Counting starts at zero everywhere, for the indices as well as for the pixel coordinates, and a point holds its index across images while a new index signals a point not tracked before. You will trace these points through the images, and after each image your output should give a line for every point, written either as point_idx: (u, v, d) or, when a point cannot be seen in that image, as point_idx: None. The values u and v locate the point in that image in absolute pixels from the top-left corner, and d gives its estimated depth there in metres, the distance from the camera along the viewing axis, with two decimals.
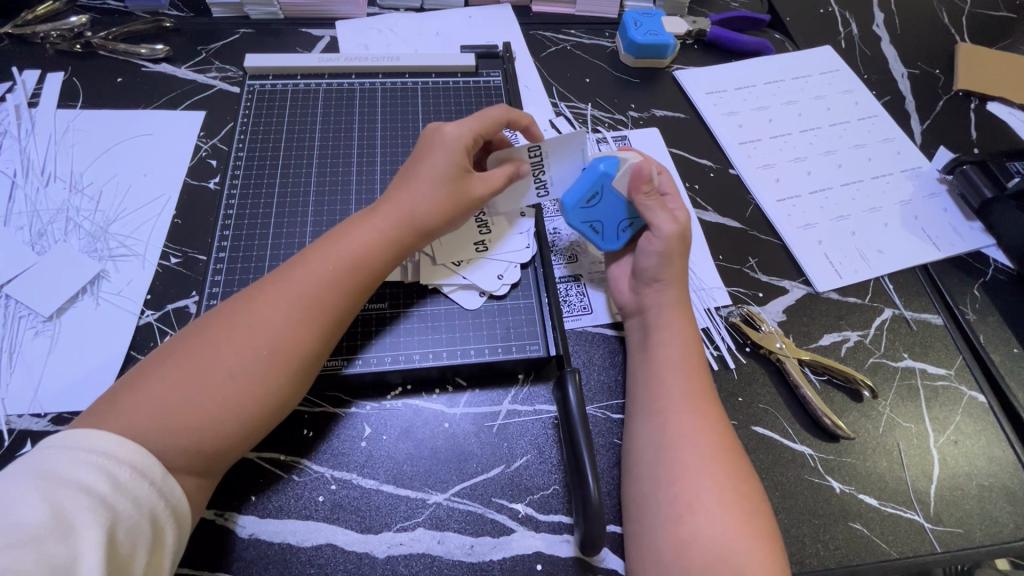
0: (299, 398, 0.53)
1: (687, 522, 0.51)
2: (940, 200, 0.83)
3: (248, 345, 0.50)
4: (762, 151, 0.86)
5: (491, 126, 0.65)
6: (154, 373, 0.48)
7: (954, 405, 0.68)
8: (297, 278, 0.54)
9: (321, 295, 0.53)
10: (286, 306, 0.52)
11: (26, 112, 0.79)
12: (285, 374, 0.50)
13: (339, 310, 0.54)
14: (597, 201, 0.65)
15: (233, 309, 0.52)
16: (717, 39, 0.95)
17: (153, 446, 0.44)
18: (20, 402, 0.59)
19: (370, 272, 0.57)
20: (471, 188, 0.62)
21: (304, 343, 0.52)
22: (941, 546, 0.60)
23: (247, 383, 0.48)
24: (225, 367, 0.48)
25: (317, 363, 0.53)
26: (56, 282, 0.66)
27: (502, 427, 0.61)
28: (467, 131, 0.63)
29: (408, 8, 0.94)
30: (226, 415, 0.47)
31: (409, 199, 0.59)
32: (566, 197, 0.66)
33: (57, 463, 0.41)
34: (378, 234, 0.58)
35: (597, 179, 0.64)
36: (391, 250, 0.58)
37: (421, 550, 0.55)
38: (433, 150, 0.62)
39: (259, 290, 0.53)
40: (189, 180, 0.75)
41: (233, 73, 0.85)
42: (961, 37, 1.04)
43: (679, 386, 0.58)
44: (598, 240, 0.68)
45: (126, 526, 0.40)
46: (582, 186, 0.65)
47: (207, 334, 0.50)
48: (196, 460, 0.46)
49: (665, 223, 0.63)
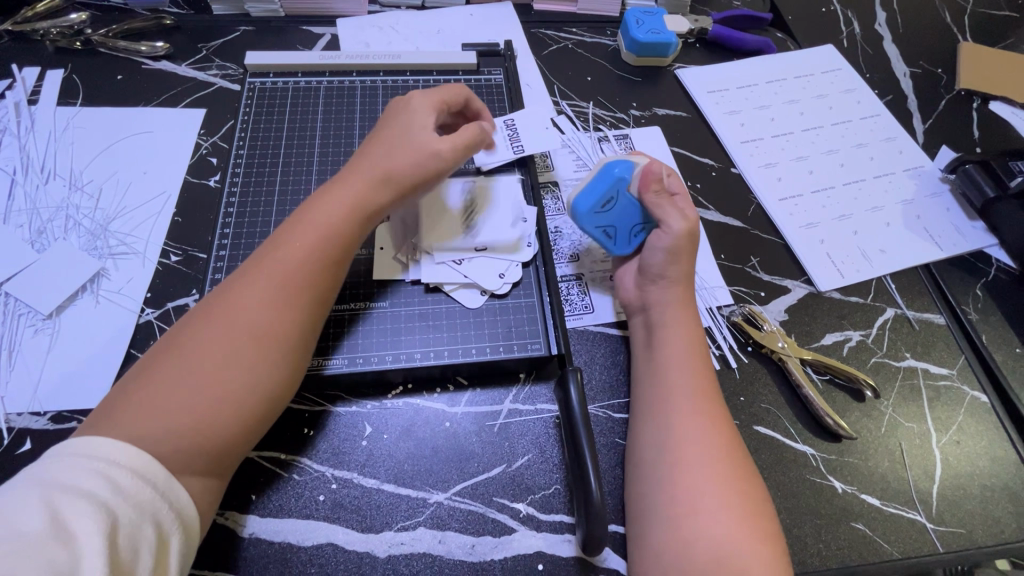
0: (293, 383, 0.53)
1: (692, 521, 0.51)
2: (942, 199, 0.83)
3: (229, 334, 0.50)
4: (764, 150, 0.85)
5: (451, 96, 0.67)
6: (142, 378, 0.47)
7: (956, 405, 0.68)
8: (270, 264, 0.54)
9: (297, 277, 0.54)
10: (261, 292, 0.52)
11: (26, 109, 0.78)
12: (271, 356, 0.51)
13: (317, 290, 0.55)
14: (611, 205, 0.66)
15: (209, 306, 0.52)
16: (719, 37, 0.94)
17: (168, 440, 0.45)
18: (20, 400, 0.59)
19: (342, 250, 0.57)
20: (433, 143, 0.61)
21: (287, 325, 0.52)
22: (943, 547, 0.60)
23: (235, 371, 0.49)
24: (210, 359, 0.48)
25: (303, 343, 0.53)
26: (56, 280, 0.66)
27: (504, 426, 0.61)
28: (426, 101, 0.65)
29: (409, 5, 0.93)
30: (220, 406, 0.47)
31: (374, 167, 0.60)
32: (579, 203, 0.66)
33: (56, 472, 0.40)
34: (347, 210, 0.57)
35: (610, 183, 0.66)
36: (363, 222, 0.58)
37: (422, 550, 0.55)
38: (396, 122, 0.63)
39: (233, 284, 0.53)
40: (189, 178, 0.75)
41: (233, 71, 0.84)
42: (963, 36, 1.03)
43: (683, 385, 0.58)
44: (612, 245, 0.68)
45: (128, 531, 0.40)
46: (596, 191, 0.66)
47: (188, 332, 0.50)
48: (199, 458, 0.46)
49: (675, 220, 0.65)
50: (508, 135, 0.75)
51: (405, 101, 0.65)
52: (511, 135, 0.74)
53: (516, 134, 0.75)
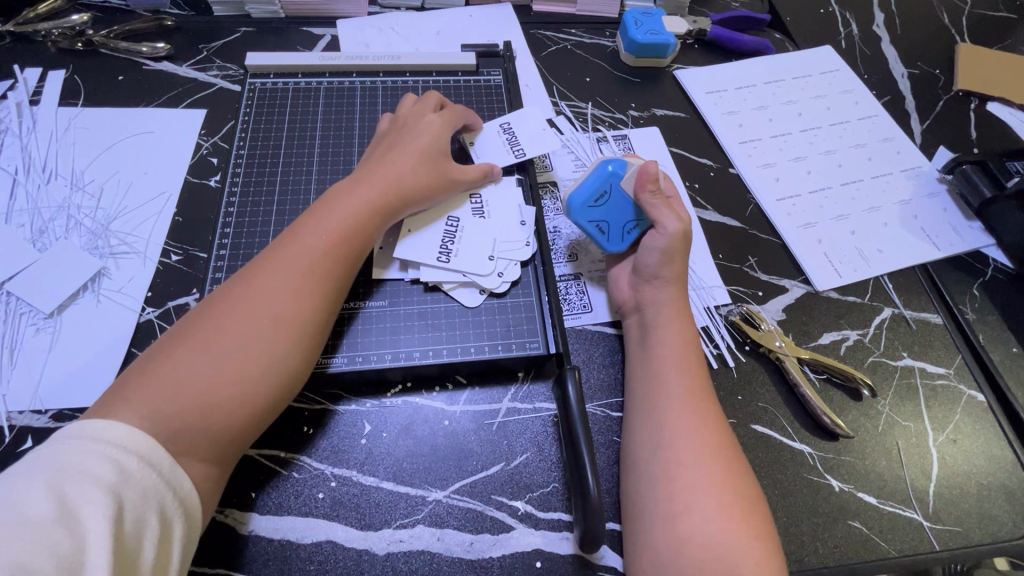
0: (304, 374, 0.53)
1: (685, 521, 0.51)
2: (940, 199, 0.83)
3: (249, 316, 0.51)
4: (762, 150, 0.86)
5: (459, 116, 0.72)
6: (161, 353, 0.49)
7: (953, 404, 0.68)
8: (293, 250, 0.56)
9: (317, 266, 0.55)
10: (283, 277, 0.54)
11: (28, 110, 0.79)
12: (287, 343, 0.52)
13: (335, 281, 0.56)
14: (605, 200, 0.67)
15: (233, 287, 0.54)
16: (717, 38, 0.95)
17: (175, 424, 0.45)
18: (21, 398, 0.59)
19: (360, 243, 0.59)
20: (449, 173, 0.67)
21: (304, 312, 0.53)
22: (940, 545, 0.60)
23: (251, 354, 0.50)
24: (228, 338, 0.50)
25: (317, 334, 0.54)
26: (57, 279, 0.67)
27: (502, 425, 0.61)
28: (442, 119, 0.70)
29: (409, 7, 0.94)
30: (232, 387, 0.48)
31: (393, 169, 0.64)
32: (574, 196, 0.67)
33: (62, 457, 0.41)
34: (367, 204, 0.60)
35: (605, 178, 0.67)
36: (380, 219, 0.61)
37: (421, 547, 0.55)
38: (414, 132, 0.68)
39: (256, 267, 0.55)
40: (189, 178, 0.75)
41: (234, 72, 0.85)
42: (960, 37, 1.04)
43: (677, 384, 0.59)
44: (604, 241, 0.68)
45: (133, 516, 0.40)
46: (591, 186, 0.67)
47: (209, 312, 0.52)
48: (204, 440, 0.47)
49: (669, 220, 0.65)
50: (507, 139, 0.75)
51: (419, 117, 0.70)
52: (510, 139, 0.75)
53: (515, 137, 0.75)
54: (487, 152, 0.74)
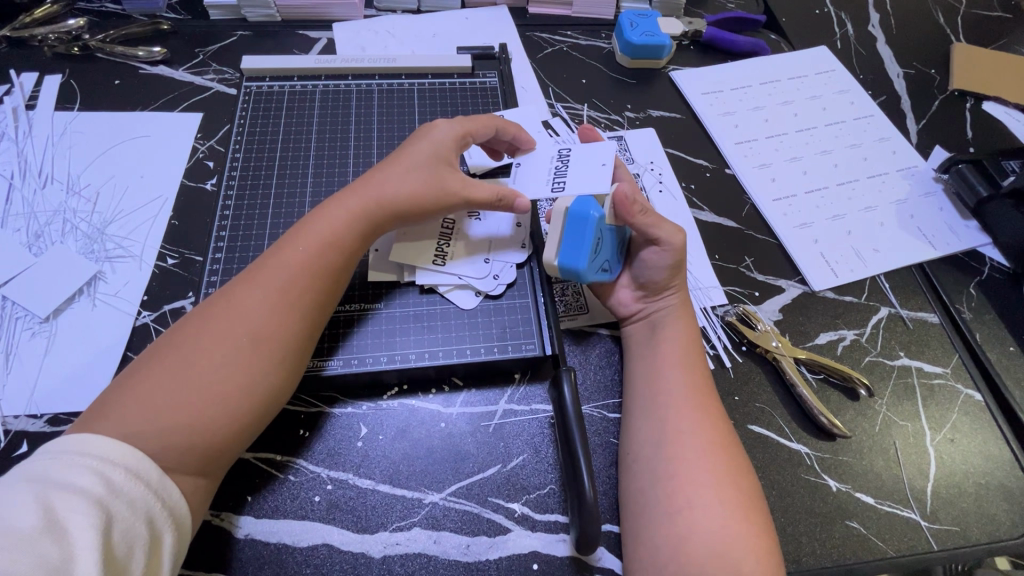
0: (288, 388, 0.53)
1: (685, 517, 0.51)
2: (935, 199, 0.83)
3: (229, 335, 0.51)
4: (758, 150, 0.86)
5: (483, 129, 0.66)
6: (141, 371, 0.48)
7: (950, 404, 0.68)
8: (273, 267, 0.55)
9: (297, 283, 0.55)
10: (263, 293, 0.53)
11: (24, 114, 0.79)
12: (268, 362, 0.51)
13: (317, 297, 0.56)
14: (599, 247, 0.60)
15: (212, 305, 0.53)
16: (712, 39, 0.95)
17: (157, 444, 0.45)
18: (16, 404, 0.59)
19: (344, 257, 0.58)
20: (450, 190, 0.62)
21: (284, 329, 0.53)
22: (937, 545, 0.60)
23: (230, 375, 0.49)
24: (208, 360, 0.49)
25: (300, 350, 0.54)
26: (53, 283, 0.67)
27: (498, 427, 0.61)
28: (453, 130, 0.65)
29: (405, 10, 0.94)
30: (212, 407, 0.48)
31: (377, 178, 0.62)
32: (578, 264, 0.59)
33: (50, 469, 0.41)
34: (348, 214, 0.59)
35: (592, 228, 0.59)
36: (364, 231, 0.60)
37: (417, 550, 0.55)
38: (416, 142, 0.65)
39: (238, 285, 0.55)
40: (186, 181, 0.75)
41: (229, 75, 0.85)
42: (955, 37, 1.04)
43: (679, 382, 0.59)
44: (609, 275, 0.64)
45: (121, 527, 0.40)
46: (587, 245, 0.59)
47: (188, 330, 0.51)
48: (190, 458, 0.46)
49: (673, 235, 0.63)
50: (556, 168, 0.64)
51: (434, 126, 0.66)
52: (557, 169, 0.64)
53: (565, 167, 0.64)
54: (524, 176, 0.65)
